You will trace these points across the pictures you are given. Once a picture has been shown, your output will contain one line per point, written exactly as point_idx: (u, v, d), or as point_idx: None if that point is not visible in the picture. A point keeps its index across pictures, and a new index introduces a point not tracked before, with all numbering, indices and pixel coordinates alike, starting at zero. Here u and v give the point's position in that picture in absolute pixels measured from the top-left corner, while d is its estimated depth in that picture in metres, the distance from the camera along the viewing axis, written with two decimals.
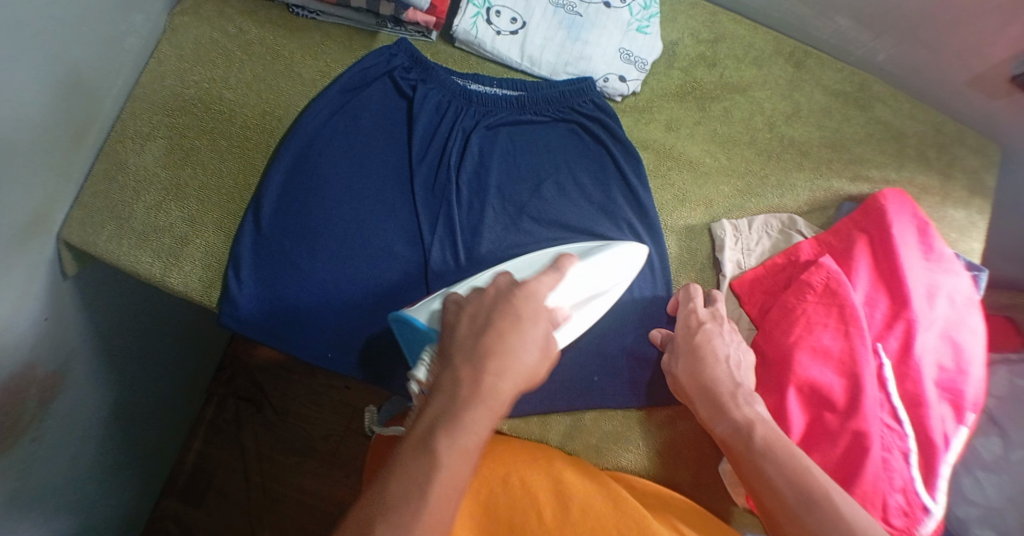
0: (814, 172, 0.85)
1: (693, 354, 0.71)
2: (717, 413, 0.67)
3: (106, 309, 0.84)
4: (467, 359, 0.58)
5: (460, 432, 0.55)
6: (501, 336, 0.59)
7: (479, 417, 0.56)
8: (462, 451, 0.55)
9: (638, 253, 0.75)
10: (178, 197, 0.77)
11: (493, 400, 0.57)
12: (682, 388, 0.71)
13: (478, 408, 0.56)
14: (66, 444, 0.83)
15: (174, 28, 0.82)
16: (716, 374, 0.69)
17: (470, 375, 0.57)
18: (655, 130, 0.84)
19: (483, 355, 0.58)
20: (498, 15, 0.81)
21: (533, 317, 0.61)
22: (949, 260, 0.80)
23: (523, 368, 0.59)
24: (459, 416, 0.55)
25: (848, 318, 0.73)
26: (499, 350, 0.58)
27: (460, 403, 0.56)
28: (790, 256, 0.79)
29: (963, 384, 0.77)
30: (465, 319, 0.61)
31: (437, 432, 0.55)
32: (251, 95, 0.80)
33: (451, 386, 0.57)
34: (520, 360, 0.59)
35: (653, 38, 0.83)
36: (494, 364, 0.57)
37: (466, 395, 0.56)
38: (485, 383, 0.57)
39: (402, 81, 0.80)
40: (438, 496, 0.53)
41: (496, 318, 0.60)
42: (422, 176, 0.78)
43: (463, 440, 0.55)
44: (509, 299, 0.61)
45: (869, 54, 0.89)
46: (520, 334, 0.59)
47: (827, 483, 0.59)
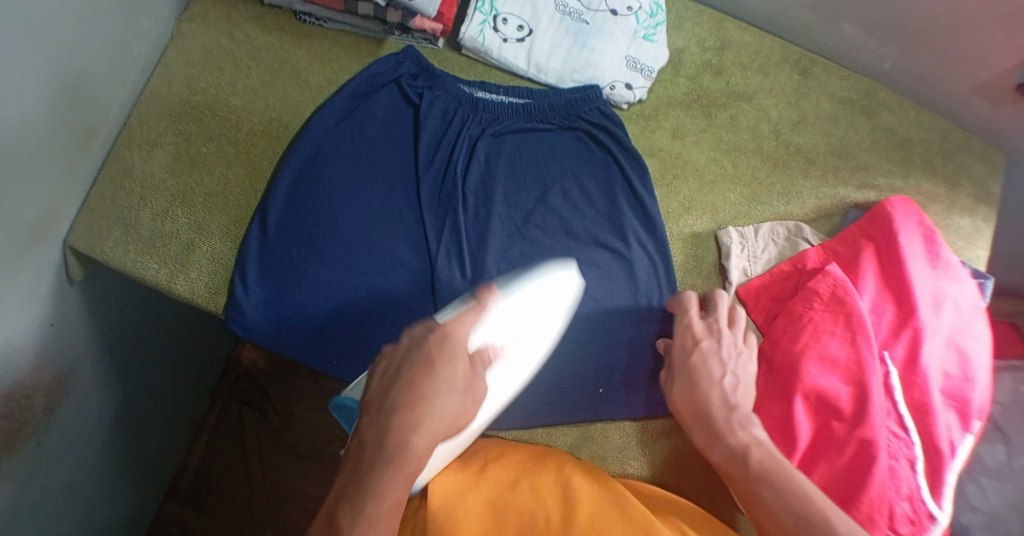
0: (820, 180, 0.85)
1: (687, 376, 0.70)
2: (713, 439, 0.67)
3: (110, 315, 0.84)
4: (375, 419, 0.59)
5: (370, 494, 0.57)
6: (411, 390, 0.59)
7: (393, 476, 0.57)
8: (377, 512, 0.57)
9: (567, 276, 0.71)
10: (185, 203, 0.77)
11: (407, 455, 0.58)
12: (678, 408, 0.70)
13: (389, 470, 0.57)
14: (70, 449, 0.82)
15: (181, 35, 0.82)
16: (711, 399, 0.69)
17: (375, 438, 0.58)
18: (661, 137, 0.84)
19: (392, 414, 0.59)
20: (506, 22, 0.81)
21: (449, 361, 0.60)
22: (955, 268, 0.80)
23: (437, 419, 0.59)
24: (369, 480, 0.57)
25: (855, 326, 0.73)
26: (412, 406, 0.59)
27: (370, 468, 0.58)
28: (796, 264, 0.79)
29: (969, 392, 0.76)
30: (382, 368, 0.62)
31: (349, 496, 0.58)
32: (257, 102, 0.81)
33: (362, 448, 0.59)
34: (432, 412, 0.59)
35: (660, 46, 0.83)
36: (399, 420, 0.58)
37: (375, 460, 0.58)
38: (393, 441, 0.58)
39: (409, 88, 0.80)
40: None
41: (404, 372, 0.60)
42: (429, 183, 0.78)
43: (376, 503, 0.57)
44: (416, 350, 0.61)
45: (875, 61, 0.89)
46: (432, 384, 0.59)
47: (823, 505, 0.61)
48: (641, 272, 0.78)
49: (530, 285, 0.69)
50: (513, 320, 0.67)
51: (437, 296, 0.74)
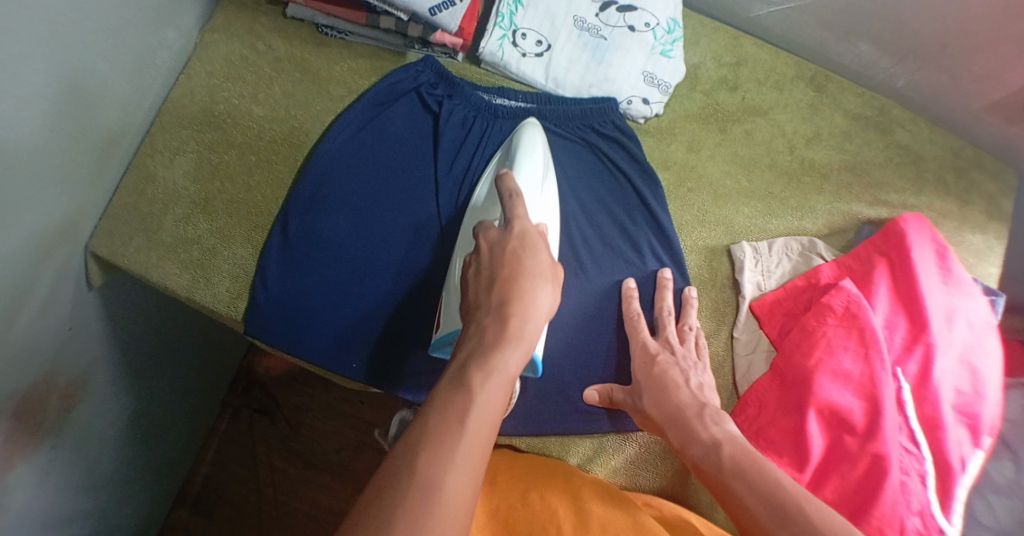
0: (833, 195, 0.85)
1: (655, 384, 0.69)
2: (687, 438, 0.64)
3: (128, 319, 0.85)
4: (492, 310, 0.59)
5: (493, 370, 0.55)
6: (516, 277, 0.61)
7: (514, 354, 0.56)
8: (497, 385, 0.54)
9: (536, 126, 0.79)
10: (207, 210, 0.78)
11: (523, 340, 0.58)
12: (650, 418, 0.68)
13: (511, 349, 0.56)
14: (83, 451, 0.83)
15: (205, 45, 0.83)
16: (681, 400, 0.67)
17: (494, 322, 0.58)
18: (676, 151, 0.85)
19: (504, 302, 0.59)
20: (525, 37, 0.83)
21: (533, 254, 0.64)
22: (968, 284, 0.80)
23: (540, 311, 0.60)
24: (491, 353, 0.56)
25: (868, 341, 0.74)
26: (517, 295, 0.60)
27: (488, 343, 0.57)
28: (809, 278, 0.79)
29: (980, 408, 0.77)
30: (475, 268, 0.64)
31: (470, 368, 0.55)
32: (279, 111, 0.82)
33: (480, 331, 0.58)
34: (535, 300, 0.60)
35: (677, 62, 0.84)
36: (513, 308, 0.59)
37: (493, 337, 0.57)
38: (511, 324, 0.58)
39: (428, 96, 0.81)
40: (481, 419, 0.52)
41: (502, 265, 0.62)
42: (446, 192, 0.78)
43: (496, 376, 0.55)
44: (504, 247, 0.64)
45: (889, 79, 0.90)
46: (529, 270, 0.62)
47: (801, 492, 0.55)
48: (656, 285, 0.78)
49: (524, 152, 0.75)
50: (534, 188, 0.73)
51: None
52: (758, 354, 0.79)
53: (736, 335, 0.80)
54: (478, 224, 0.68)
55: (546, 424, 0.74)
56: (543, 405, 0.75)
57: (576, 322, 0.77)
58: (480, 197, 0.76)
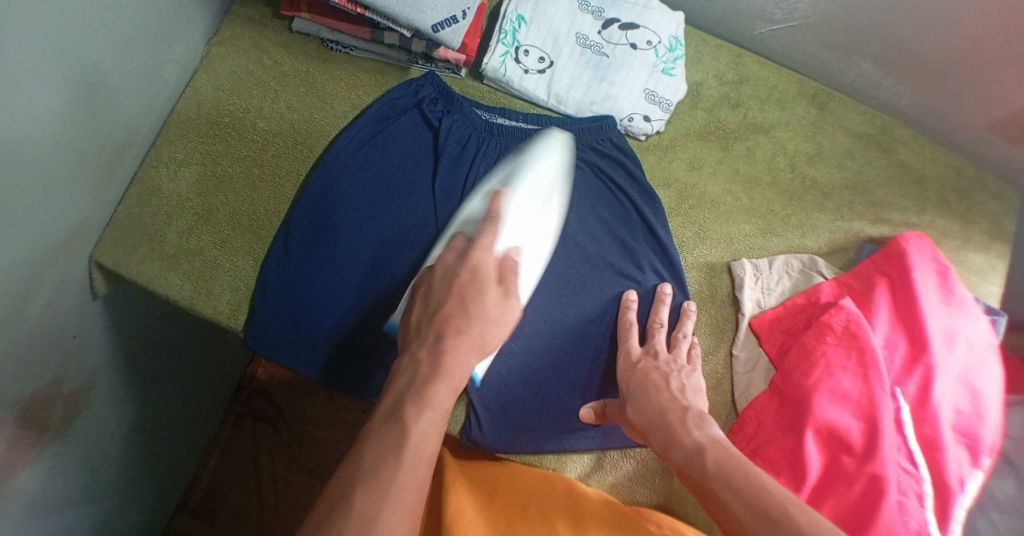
0: (834, 213, 0.86)
1: (638, 390, 0.70)
2: (670, 442, 0.64)
3: (131, 327, 0.86)
4: (426, 341, 0.60)
5: (427, 404, 0.57)
6: (457, 317, 0.60)
7: (443, 390, 0.58)
8: (430, 421, 0.56)
9: (565, 140, 0.78)
10: (210, 222, 0.78)
11: (454, 373, 0.59)
12: (633, 423, 0.68)
13: (443, 384, 0.58)
14: (86, 458, 0.83)
15: (211, 58, 0.84)
16: (659, 403, 0.67)
17: (427, 353, 0.59)
18: (677, 168, 0.85)
19: (442, 333, 0.60)
20: (527, 54, 0.83)
21: (479, 291, 0.62)
22: (969, 305, 0.80)
23: (477, 344, 0.60)
24: (425, 389, 0.57)
25: (867, 361, 0.74)
26: (454, 329, 0.60)
27: (424, 380, 0.58)
28: (809, 297, 0.79)
29: (980, 428, 0.76)
30: (421, 298, 0.64)
31: (406, 401, 0.57)
32: (283, 124, 0.83)
33: (413, 365, 0.59)
34: (475, 337, 0.60)
35: (679, 80, 0.85)
36: (448, 342, 0.59)
37: (428, 374, 0.58)
38: (444, 358, 0.59)
39: (430, 113, 0.82)
40: (414, 455, 0.55)
41: (443, 298, 0.62)
42: (445, 207, 0.79)
43: (429, 414, 0.57)
44: (457, 274, 0.63)
45: (892, 98, 0.90)
46: (472, 304, 0.61)
47: (786, 498, 0.55)
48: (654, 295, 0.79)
49: (528, 171, 0.74)
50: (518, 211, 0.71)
51: None
52: (758, 372, 0.78)
53: (736, 353, 0.80)
54: (449, 239, 0.67)
55: (543, 439, 0.75)
56: (543, 418, 0.75)
57: (573, 337, 0.77)
58: (468, 209, 0.72)
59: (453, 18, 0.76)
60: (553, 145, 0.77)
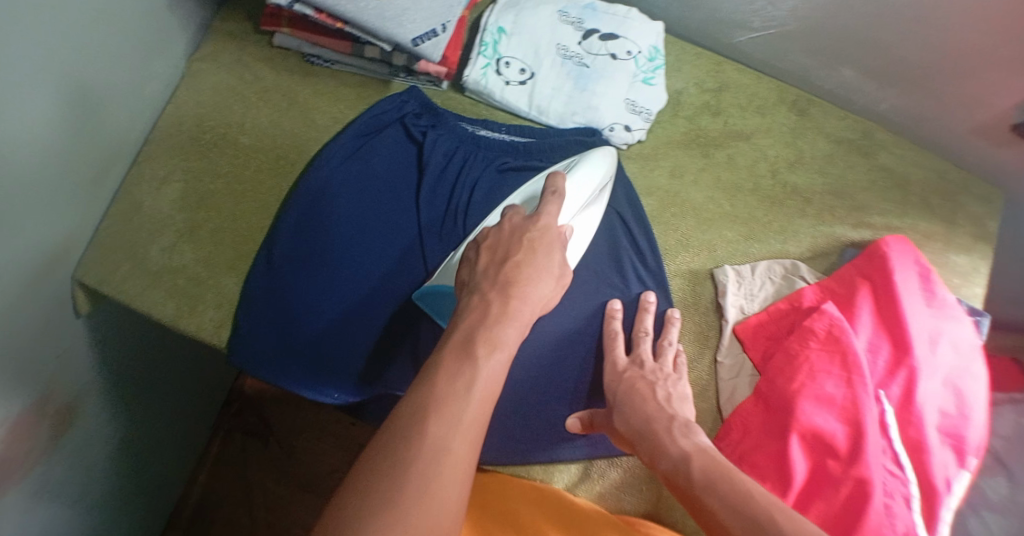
0: (816, 218, 0.86)
1: (625, 400, 0.69)
2: (658, 452, 0.63)
3: (116, 345, 0.85)
4: (496, 285, 0.61)
5: (497, 344, 0.55)
6: (524, 267, 0.62)
7: (511, 333, 0.57)
8: (501, 358, 0.55)
9: (610, 154, 0.79)
10: (193, 239, 0.78)
11: (520, 318, 0.59)
12: (622, 435, 0.68)
13: (511, 327, 0.57)
14: (73, 477, 0.83)
15: (193, 74, 0.84)
16: (649, 418, 0.66)
17: (498, 296, 0.59)
18: (660, 177, 0.86)
19: (510, 279, 0.61)
20: (508, 65, 0.84)
21: (546, 250, 0.65)
22: (951, 306, 0.81)
23: (540, 298, 0.62)
24: (495, 329, 0.56)
25: (850, 365, 0.74)
26: (522, 278, 0.61)
27: (493, 320, 0.57)
28: (792, 302, 0.80)
29: (965, 429, 0.77)
30: (484, 253, 0.64)
31: (476, 339, 0.55)
32: (266, 139, 0.83)
33: (480, 305, 0.59)
34: (538, 289, 0.62)
35: (659, 89, 0.85)
36: (513, 289, 0.60)
37: (496, 317, 0.58)
38: (512, 304, 0.59)
39: (413, 127, 0.82)
40: (484, 391, 0.52)
41: (512, 250, 0.63)
42: (429, 221, 0.78)
43: (499, 355, 0.55)
44: (525, 231, 0.65)
45: (871, 103, 0.91)
46: (537, 264, 0.63)
47: (771, 503, 0.52)
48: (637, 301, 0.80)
49: (580, 168, 0.75)
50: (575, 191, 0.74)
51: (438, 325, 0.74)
52: (742, 378, 0.79)
53: (721, 359, 0.80)
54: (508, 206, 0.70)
55: (531, 451, 0.75)
56: (530, 428, 0.75)
57: (558, 348, 0.77)
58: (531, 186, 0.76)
59: (432, 31, 0.76)
60: (601, 153, 0.78)
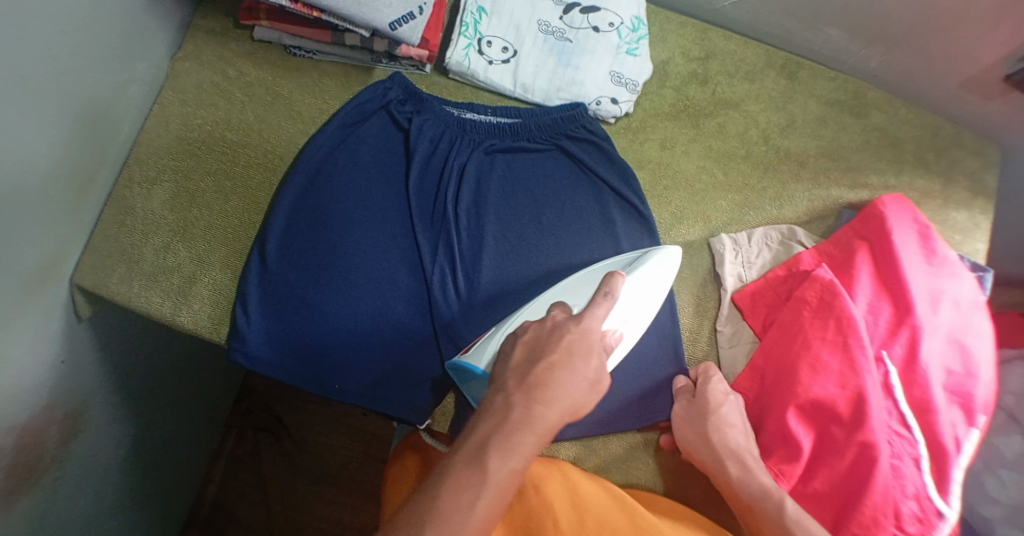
0: (811, 182, 0.85)
1: (723, 417, 0.72)
2: (747, 475, 0.68)
3: (120, 349, 0.86)
4: (521, 384, 0.57)
5: (513, 452, 0.55)
6: (559, 366, 0.58)
7: (529, 441, 0.55)
8: (513, 469, 0.54)
9: (672, 256, 0.75)
10: (186, 238, 0.78)
11: (542, 425, 0.56)
12: (701, 450, 0.71)
13: (531, 433, 0.55)
14: (87, 481, 0.84)
15: (176, 73, 0.84)
16: (728, 440, 0.71)
17: (524, 398, 0.56)
18: (650, 149, 0.85)
19: (538, 380, 0.57)
20: (490, 45, 0.83)
21: (584, 354, 0.60)
22: (953, 263, 0.80)
23: (569, 403, 0.57)
24: (514, 436, 0.55)
25: (847, 330, 0.73)
26: (551, 383, 0.57)
27: (511, 427, 0.55)
28: (790, 267, 0.78)
29: (972, 387, 0.76)
30: (520, 347, 0.60)
31: (491, 446, 0.54)
32: (252, 135, 0.83)
33: (506, 406, 0.56)
34: (567, 392, 0.57)
35: (643, 60, 0.84)
36: (541, 392, 0.57)
37: (518, 421, 0.56)
38: (534, 409, 0.56)
39: (398, 114, 0.81)
40: (487, 506, 0.53)
41: (547, 351, 0.59)
42: (419, 209, 0.78)
43: (515, 461, 0.55)
44: (565, 333, 0.61)
45: (861, 61, 0.90)
46: (571, 372, 0.58)
47: None
48: None
49: (640, 269, 0.73)
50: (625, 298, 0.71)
51: (434, 311, 0.75)
52: (742, 345, 0.78)
53: (720, 328, 0.79)
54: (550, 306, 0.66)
55: None
56: None
57: None
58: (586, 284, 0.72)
59: (409, 14, 0.75)
60: (659, 256, 0.74)
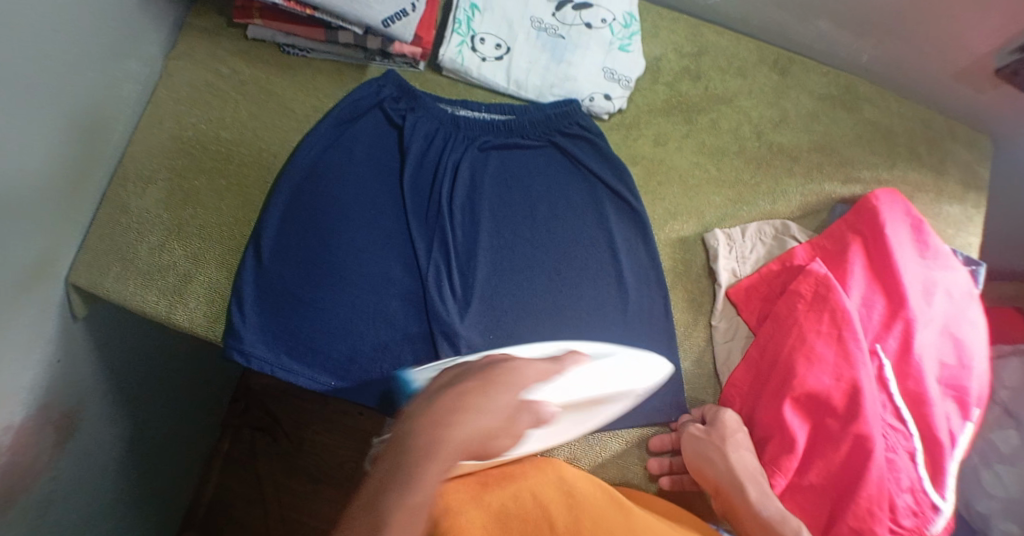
0: (804, 177, 0.85)
1: (735, 441, 0.70)
2: (764, 496, 0.67)
3: (115, 349, 0.86)
4: (426, 410, 0.60)
5: (410, 487, 0.56)
6: (467, 396, 0.60)
7: (428, 474, 0.57)
8: (411, 509, 0.55)
9: (659, 367, 0.72)
10: (181, 236, 0.78)
11: (440, 454, 0.58)
12: (716, 473, 0.70)
13: (429, 464, 0.57)
14: (85, 479, 0.84)
15: (169, 73, 0.84)
16: (746, 463, 0.69)
17: (421, 427, 0.59)
18: (644, 145, 0.85)
19: (443, 405, 0.60)
20: (483, 41, 0.83)
21: (503, 387, 0.62)
22: (945, 256, 0.80)
23: (471, 431, 0.60)
24: (408, 472, 0.56)
25: (841, 323, 0.73)
26: (461, 408, 0.60)
27: (410, 460, 0.57)
28: (784, 262, 0.78)
29: (966, 380, 0.77)
30: (445, 377, 0.64)
31: (389, 486, 0.56)
32: (246, 134, 0.83)
33: (404, 438, 0.58)
34: (475, 423, 0.60)
35: (636, 56, 0.84)
36: (441, 418, 0.59)
37: (415, 455, 0.57)
38: (435, 435, 0.58)
39: (392, 111, 0.81)
40: None
41: (467, 380, 0.62)
42: (414, 206, 0.79)
43: (412, 495, 0.55)
44: (488, 369, 0.63)
45: (853, 55, 0.90)
46: (483, 401, 0.60)
47: None
48: (626, 263, 0.78)
49: (609, 361, 0.70)
50: (580, 377, 0.67)
51: (430, 309, 0.74)
52: (737, 340, 0.78)
53: (715, 323, 0.79)
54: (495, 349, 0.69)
55: None
56: None
57: (549, 317, 0.76)
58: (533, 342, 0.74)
59: (402, 12, 0.75)
60: (642, 360, 0.72)
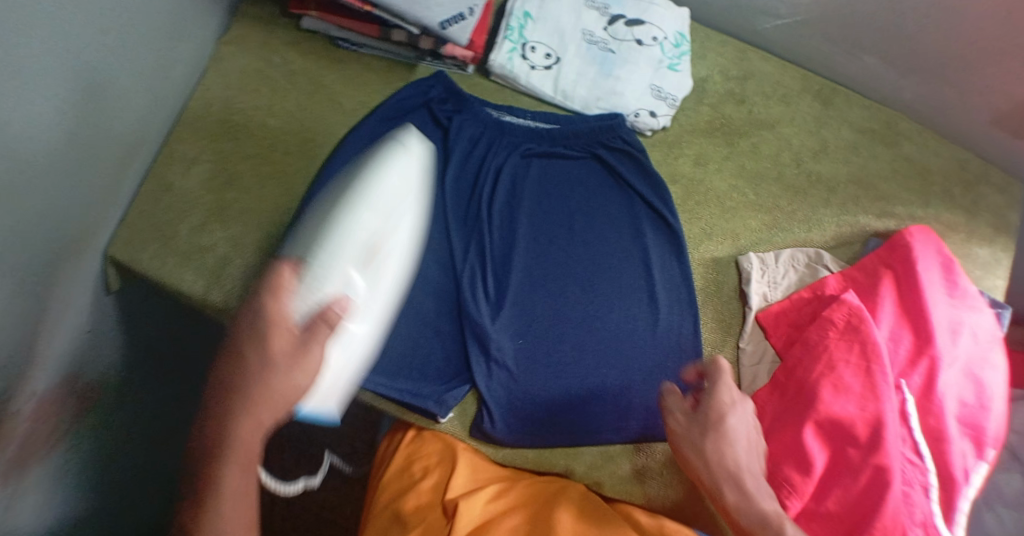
0: (840, 208, 0.86)
1: (717, 435, 0.65)
2: (745, 500, 0.62)
3: (142, 326, 0.86)
4: (229, 365, 0.56)
5: (225, 453, 0.54)
6: (254, 341, 0.55)
7: (232, 437, 0.54)
8: (233, 465, 0.54)
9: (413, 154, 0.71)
10: (221, 218, 0.79)
11: (239, 413, 0.54)
12: (701, 464, 0.64)
13: (235, 428, 0.54)
14: (118, 448, 0.82)
15: (221, 57, 0.86)
16: (729, 460, 0.64)
17: (218, 388, 0.56)
18: (684, 164, 0.86)
19: (240, 353, 0.55)
20: (534, 50, 0.84)
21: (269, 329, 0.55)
22: (972, 297, 0.81)
23: (269, 383, 0.54)
24: (215, 436, 0.55)
25: (870, 355, 0.73)
26: (250, 357, 0.55)
27: (217, 423, 0.55)
28: (815, 290, 0.79)
29: (984, 420, 0.77)
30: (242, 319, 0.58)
31: (218, 452, 0.55)
32: (293, 123, 0.84)
33: (219, 400, 0.56)
34: (263, 375, 0.54)
35: (683, 76, 0.85)
36: (230, 376, 0.55)
37: (217, 418, 0.55)
38: (219, 397, 0.55)
39: (438, 111, 0.81)
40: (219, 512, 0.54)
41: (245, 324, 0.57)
42: (453, 208, 0.79)
43: (234, 456, 0.54)
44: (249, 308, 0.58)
45: (896, 92, 0.91)
46: (262, 347, 0.55)
47: None
48: (660, 279, 0.79)
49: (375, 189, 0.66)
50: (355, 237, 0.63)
51: (463, 310, 0.75)
52: (764, 365, 0.79)
53: (743, 346, 0.80)
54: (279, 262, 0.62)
55: (549, 435, 0.74)
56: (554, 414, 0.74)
57: (578, 326, 0.76)
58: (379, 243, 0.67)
59: (459, 15, 0.77)
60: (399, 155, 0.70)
